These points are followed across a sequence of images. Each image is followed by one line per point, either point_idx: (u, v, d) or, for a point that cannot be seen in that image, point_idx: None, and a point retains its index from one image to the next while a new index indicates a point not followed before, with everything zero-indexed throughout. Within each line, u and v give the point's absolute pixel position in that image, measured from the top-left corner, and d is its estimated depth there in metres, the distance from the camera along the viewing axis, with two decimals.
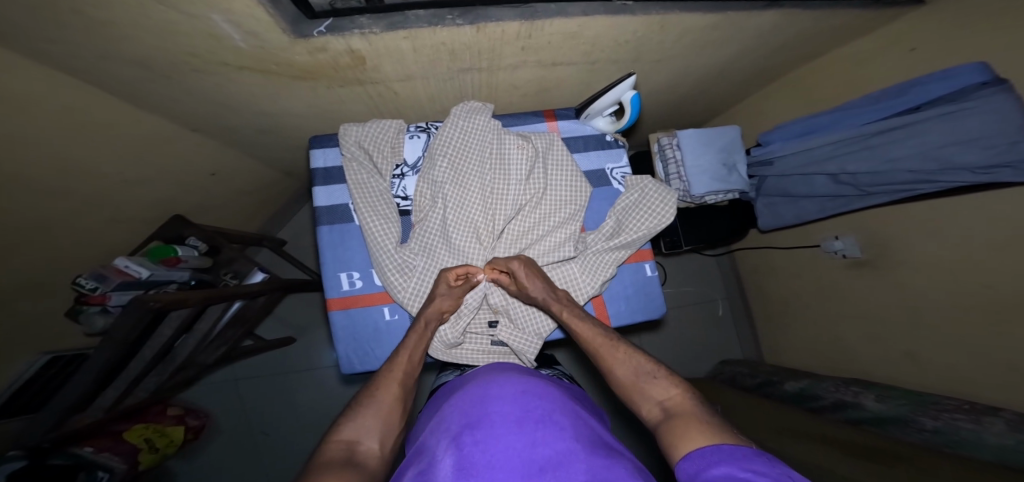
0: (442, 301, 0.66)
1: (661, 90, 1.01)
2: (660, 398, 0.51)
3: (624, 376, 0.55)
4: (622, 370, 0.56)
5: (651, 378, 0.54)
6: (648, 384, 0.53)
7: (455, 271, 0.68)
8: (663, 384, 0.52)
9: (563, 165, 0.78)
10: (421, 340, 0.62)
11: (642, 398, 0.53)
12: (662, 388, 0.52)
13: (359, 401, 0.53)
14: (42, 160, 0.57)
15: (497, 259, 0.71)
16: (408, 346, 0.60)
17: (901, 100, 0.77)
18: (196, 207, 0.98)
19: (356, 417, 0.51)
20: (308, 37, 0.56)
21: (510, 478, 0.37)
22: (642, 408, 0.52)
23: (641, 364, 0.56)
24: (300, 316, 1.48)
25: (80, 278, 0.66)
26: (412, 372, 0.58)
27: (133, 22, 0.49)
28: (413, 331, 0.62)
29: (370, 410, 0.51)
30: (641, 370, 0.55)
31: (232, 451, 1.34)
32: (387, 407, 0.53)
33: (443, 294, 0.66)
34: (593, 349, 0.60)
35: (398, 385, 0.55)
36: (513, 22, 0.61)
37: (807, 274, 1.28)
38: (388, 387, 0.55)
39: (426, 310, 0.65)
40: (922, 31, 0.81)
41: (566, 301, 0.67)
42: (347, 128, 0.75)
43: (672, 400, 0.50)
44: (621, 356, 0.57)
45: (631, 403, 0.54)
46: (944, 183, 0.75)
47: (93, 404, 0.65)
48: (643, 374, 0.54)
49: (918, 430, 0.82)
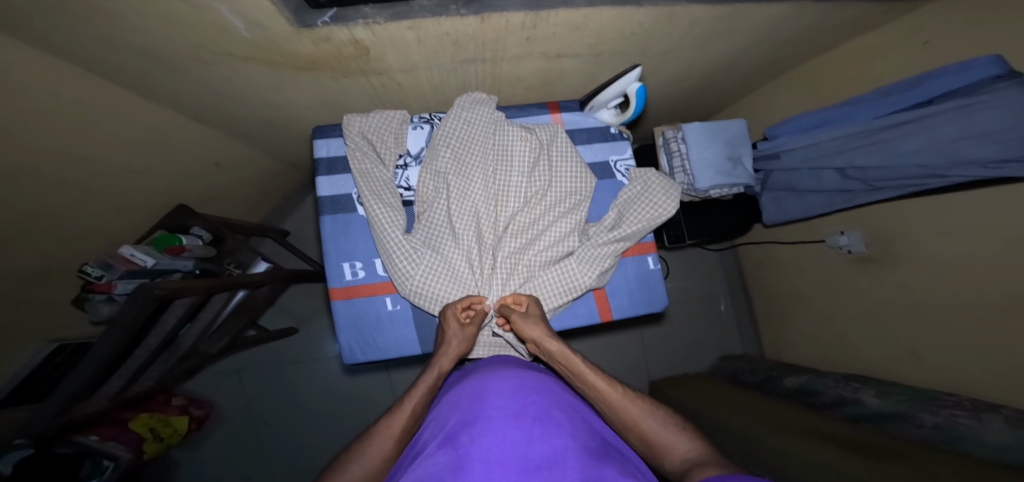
0: (458, 344, 0.64)
1: (666, 83, 1.00)
2: (683, 450, 0.51)
3: (647, 429, 0.53)
4: (646, 423, 0.54)
5: (673, 431, 0.53)
6: (672, 435, 0.53)
7: (460, 306, 0.66)
8: (685, 435, 0.53)
9: (567, 156, 0.78)
10: (427, 393, 0.57)
11: (665, 450, 0.52)
12: (685, 440, 0.52)
13: (350, 455, 0.50)
14: (48, 151, 0.57)
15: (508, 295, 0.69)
16: (408, 406, 0.55)
17: (912, 93, 0.77)
18: (201, 196, 0.98)
19: (343, 474, 0.47)
20: (313, 27, 0.56)
21: (507, 473, 0.37)
22: (666, 461, 0.51)
23: (666, 417, 0.55)
24: (303, 306, 1.48)
25: (86, 266, 0.67)
26: (411, 429, 0.53)
27: (137, 12, 0.48)
28: (420, 384, 0.58)
29: (360, 464, 0.48)
30: (662, 422, 0.54)
31: (235, 441, 1.36)
32: (379, 465, 0.49)
33: (455, 336, 0.64)
34: (613, 409, 0.55)
35: (394, 438, 0.51)
36: (518, 12, 0.61)
37: (809, 270, 1.28)
38: (379, 441, 0.51)
39: (439, 360, 0.62)
40: (936, 24, 0.80)
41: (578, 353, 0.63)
42: (351, 119, 0.75)
43: (695, 453, 0.50)
44: (644, 408, 0.55)
45: (650, 456, 0.53)
46: (954, 178, 0.74)
47: (99, 392, 0.66)
48: (669, 426, 0.54)
49: (918, 427, 0.82)
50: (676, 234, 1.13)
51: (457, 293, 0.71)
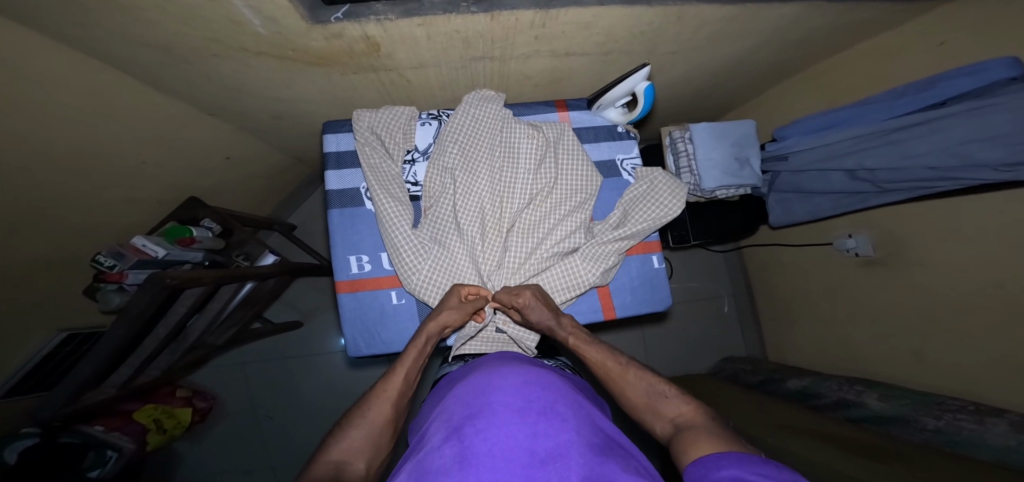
0: (449, 314, 0.64)
1: (675, 83, 1.01)
2: (672, 415, 0.52)
3: (636, 398, 0.56)
4: (633, 393, 0.56)
5: (663, 397, 0.54)
6: (660, 403, 0.54)
7: (467, 289, 0.68)
8: (674, 402, 0.53)
9: (574, 154, 0.79)
10: (418, 357, 0.60)
11: (654, 416, 0.54)
12: (674, 405, 0.53)
13: (349, 421, 0.52)
14: (63, 141, 0.58)
15: (500, 297, 0.68)
16: (404, 364, 0.58)
17: (924, 95, 0.77)
18: (211, 189, 0.99)
19: (345, 436, 0.50)
20: (326, 23, 0.57)
21: (511, 466, 0.37)
22: (657, 426, 0.53)
23: (653, 384, 0.56)
24: (309, 301, 1.50)
25: (99, 255, 0.68)
26: (404, 394, 0.56)
27: (155, 6, 0.49)
28: (412, 348, 0.61)
29: (361, 429, 0.51)
30: (652, 390, 0.56)
31: (237, 433, 1.37)
32: (378, 429, 0.51)
33: (453, 307, 0.65)
34: (603, 375, 0.60)
35: (391, 403, 0.54)
36: (528, 10, 0.61)
37: (816, 272, 1.27)
38: (378, 407, 0.53)
39: (425, 327, 0.63)
40: (950, 26, 0.80)
41: (574, 328, 0.65)
42: (360, 114, 0.76)
43: (685, 416, 0.51)
44: (631, 378, 0.58)
45: (643, 422, 0.55)
46: (965, 181, 0.73)
47: (108, 381, 0.67)
48: (655, 394, 0.55)
49: (920, 430, 0.82)
50: (681, 234, 1.13)
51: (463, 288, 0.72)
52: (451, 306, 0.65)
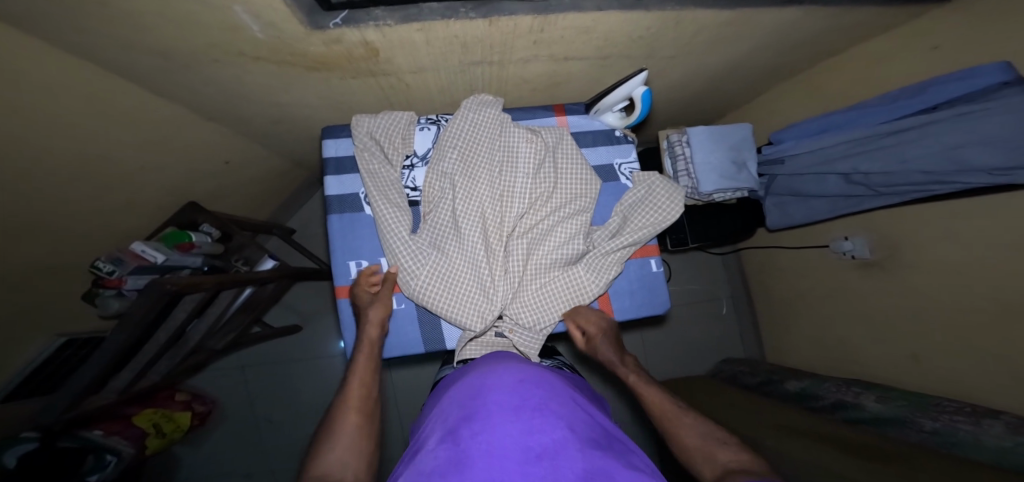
0: (373, 310, 0.68)
1: (672, 87, 1.01)
2: (725, 460, 0.49)
3: (690, 441, 0.54)
4: (687, 437, 0.55)
5: (719, 444, 0.52)
6: (716, 449, 0.52)
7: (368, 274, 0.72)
8: (731, 449, 0.51)
9: (572, 158, 0.79)
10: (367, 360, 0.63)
11: (706, 461, 0.51)
12: (730, 452, 0.50)
13: (325, 437, 0.52)
14: (60, 148, 0.58)
15: (582, 315, 0.73)
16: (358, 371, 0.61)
17: (915, 101, 0.77)
18: (210, 194, 0.99)
19: (327, 451, 0.50)
20: (324, 29, 0.57)
21: (505, 464, 0.37)
22: (705, 470, 0.50)
23: (710, 432, 0.55)
24: (307, 304, 1.49)
25: (98, 261, 0.68)
26: (366, 394, 0.59)
27: (155, 12, 0.50)
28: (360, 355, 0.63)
29: (339, 439, 0.51)
30: (709, 436, 0.54)
31: (237, 436, 1.37)
32: (353, 434, 0.52)
33: (369, 303, 0.69)
34: (657, 415, 0.60)
35: (357, 408, 0.56)
36: (526, 15, 0.61)
37: (812, 274, 1.28)
38: (348, 418, 0.54)
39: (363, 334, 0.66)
40: (942, 31, 0.81)
41: (635, 368, 0.70)
42: (359, 119, 0.76)
43: (739, 462, 0.48)
44: (688, 422, 0.57)
45: (694, 468, 0.52)
46: (959, 184, 0.74)
47: (107, 386, 0.67)
48: (711, 440, 0.53)
49: (917, 432, 0.83)
50: (679, 237, 1.13)
51: (462, 295, 0.71)
52: (372, 303, 0.68)
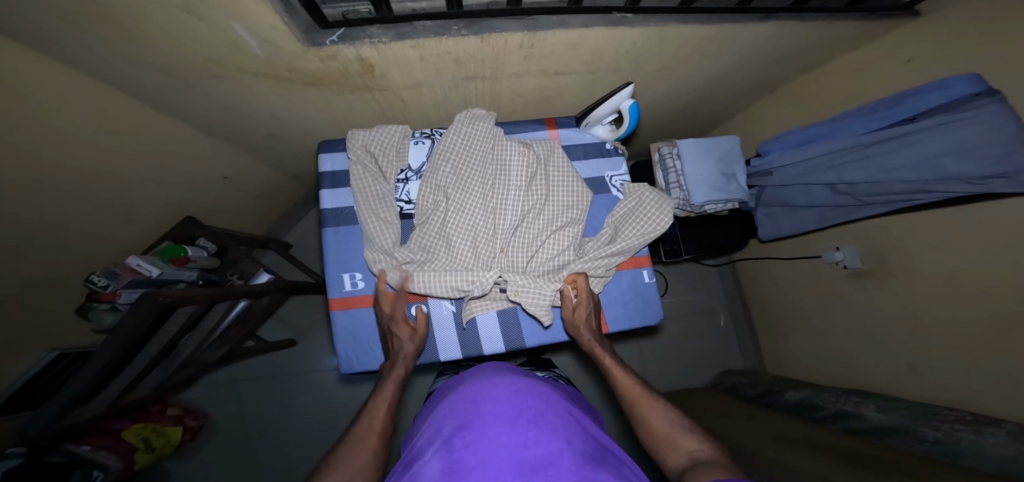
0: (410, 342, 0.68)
1: (661, 100, 1.04)
2: (689, 449, 0.49)
3: (658, 426, 0.53)
4: (656, 421, 0.54)
5: (683, 431, 0.52)
6: (680, 436, 0.51)
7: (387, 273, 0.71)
8: (694, 437, 0.50)
9: (563, 171, 0.80)
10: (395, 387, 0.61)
11: (671, 447, 0.51)
12: (693, 441, 0.50)
13: (337, 455, 0.49)
14: (60, 162, 0.59)
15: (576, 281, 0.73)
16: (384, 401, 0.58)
17: (893, 111, 0.79)
18: (207, 209, 1.00)
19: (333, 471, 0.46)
20: (320, 46, 0.59)
21: (499, 476, 0.37)
22: (670, 457, 0.50)
23: (676, 418, 0.54)
24: (303, 319, 1.49)
25: (94, 275, 0.68)
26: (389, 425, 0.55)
27: (158, 29, 0.52)
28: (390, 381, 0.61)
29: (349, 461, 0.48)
30: (676, 422, 0.53)
31: (229, 454, 1.34)
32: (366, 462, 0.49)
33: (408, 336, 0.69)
34: (627, 399, 0.59)
35: (377, 436, 0.52)
36: (517, 32, 0.64)
37: (806, 284, 1.28)
38: (368, 441, 0.51)
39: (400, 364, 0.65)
40: (915, 44, 0.84)
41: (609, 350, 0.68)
42: (355, 133, 0.78)
43: (702, 452, 0.48)
44: (659, 407, 0.56)
45: (658, 454, 0.52)
46: (942, 193, 0.75)
47: (98, 397, 0.65)
48: (677, 426, 0.52)
49: (920, 441, 0.81)
50: (673, 249, 1.13)
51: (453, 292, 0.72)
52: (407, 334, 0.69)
